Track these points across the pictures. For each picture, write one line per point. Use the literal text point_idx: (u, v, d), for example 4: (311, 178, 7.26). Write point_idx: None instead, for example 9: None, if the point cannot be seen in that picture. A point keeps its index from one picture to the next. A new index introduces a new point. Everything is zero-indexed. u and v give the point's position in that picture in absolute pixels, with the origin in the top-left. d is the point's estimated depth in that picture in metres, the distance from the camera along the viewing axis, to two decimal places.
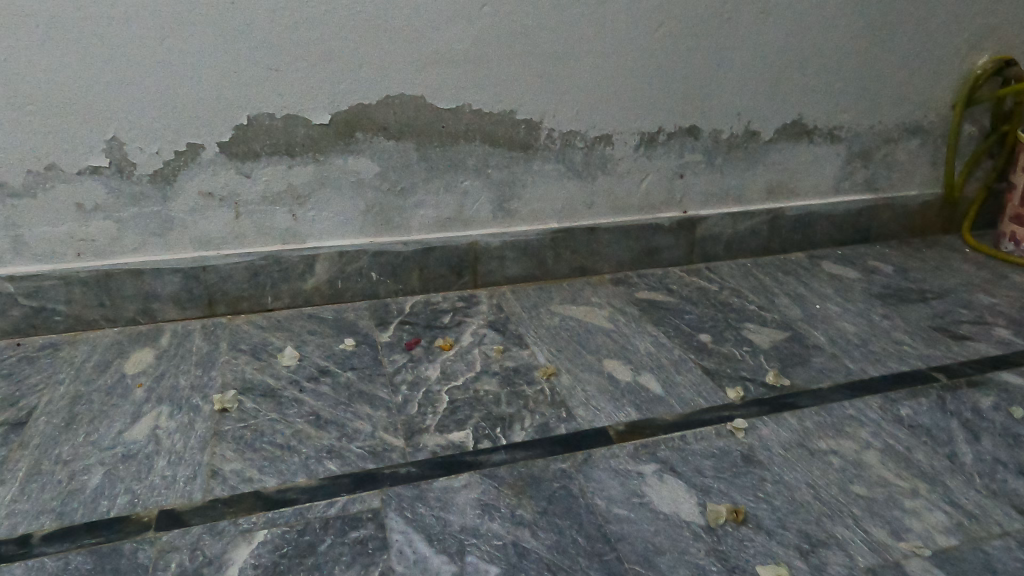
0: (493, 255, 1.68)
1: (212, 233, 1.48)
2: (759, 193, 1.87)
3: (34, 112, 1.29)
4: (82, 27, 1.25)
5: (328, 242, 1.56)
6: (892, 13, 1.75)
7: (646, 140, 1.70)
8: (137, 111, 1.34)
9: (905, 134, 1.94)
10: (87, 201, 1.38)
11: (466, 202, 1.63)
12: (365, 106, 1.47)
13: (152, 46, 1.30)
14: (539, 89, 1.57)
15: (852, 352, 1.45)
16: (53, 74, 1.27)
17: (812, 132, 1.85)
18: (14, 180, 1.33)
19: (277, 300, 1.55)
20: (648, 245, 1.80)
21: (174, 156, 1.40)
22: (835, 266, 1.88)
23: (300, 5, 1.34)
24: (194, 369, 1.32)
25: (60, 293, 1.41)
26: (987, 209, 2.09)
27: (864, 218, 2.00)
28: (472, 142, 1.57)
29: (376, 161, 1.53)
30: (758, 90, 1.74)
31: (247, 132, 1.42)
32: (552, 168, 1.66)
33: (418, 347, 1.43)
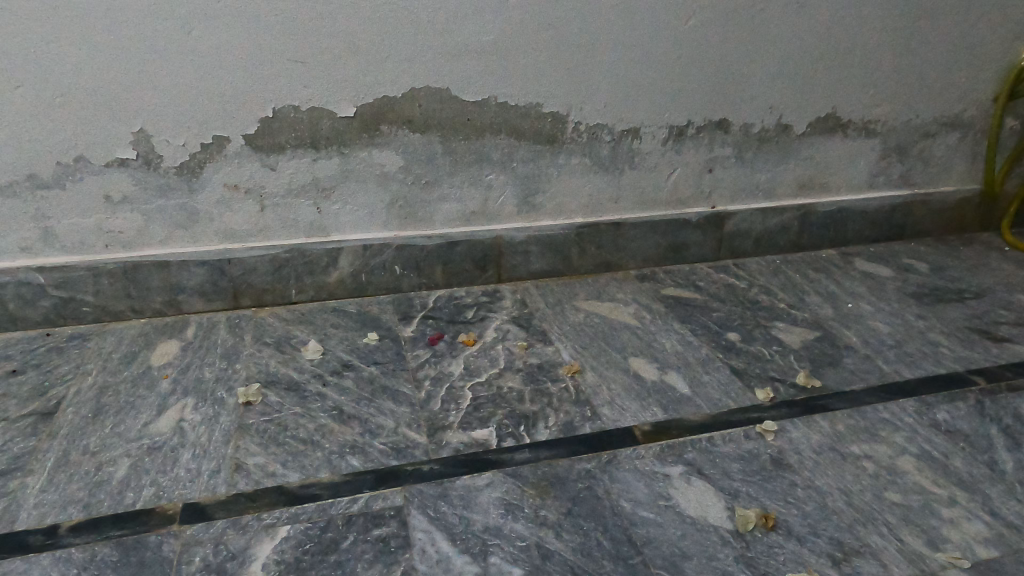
0: (517, 250, 1.66)
1: (237, 226, 1.48)
2: (790, 188, 1.83)
3: (63, 103, 1.29)
4: (111, 19, 1.25)
5: (352, 236, 1.56)
6: (934, 3, 1.69)
7: (675, 134, 1.67)
8: (164, 103, 1.34)
9: (943, 128, 1.88)
10: (115, 193, 1.39)
11: (491, 195, 1.61)
12: (391, 100, 1.45)
13: (179, 39, 1.30)
14: (566, 83, 1.54)
15: (886, 353, 1.41)
16: (82, 67, 1.28)
17: (846, 126, 1.80)
18: (45, 171, 1.34)
19: (301, 293, 1.55)
20: (676, 240, 1.77)
21: (200, 149, 1.40)
22: (868, 264, 1.83)
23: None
24: (219, 362, 1.33)
25: (89, 284, 1.42)
26: None
27: (900, 214, 1.94)
28: (497, 135, 1.55)
29: (401, 154, 1.51)
30: (792, 82, 1.69)
31: (272, 124, 1.41)
32: (578, 162, 1.63)
33: (441, 342, 1.41)
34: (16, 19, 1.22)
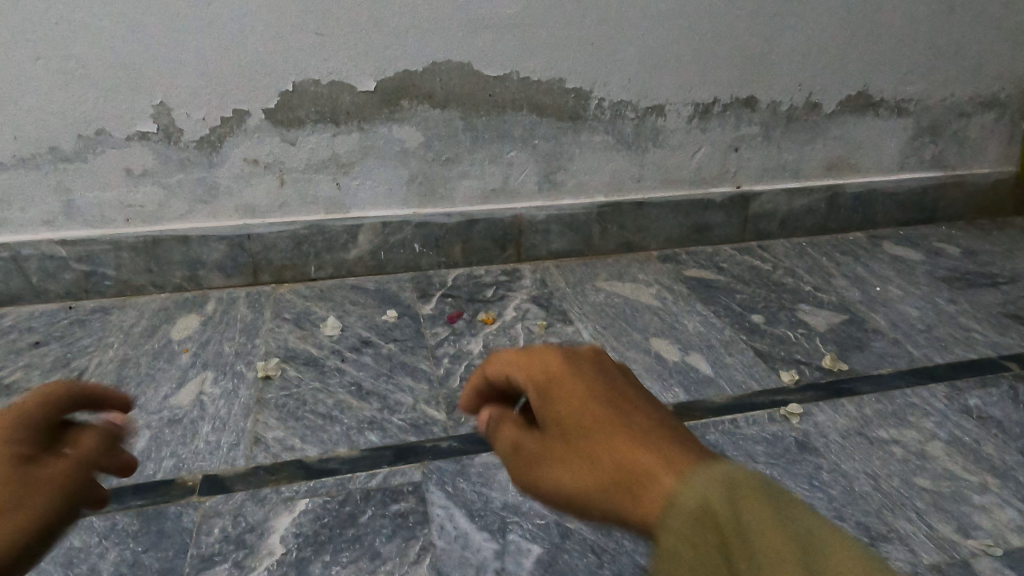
0: (538, 229, 1.64)
1: (257, 202, 1.48)
2: (817, 169, 1.78)
3: (84, 75, 1.29)
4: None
5: (372, 213, 1.55)
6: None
7: (700, 111, 1.63)
8: (184, 75, 1.33)
9: (979, 108, 1.82)
10: (136, 166, 1.39)
11: (512, 173, 1.59)
12: (412, 74, 1.43)
13: (199, 11, 1.28)
14: (589, 58, 1.51)
15: (916, 337, 1.37)
16: (104, 38, 1.27)
17: (878, 105, 1.75)
18: (66, 144, 1.34)
19: (320, 270, 1.55)
20: (699, 221, 1.74)
21: (220, 123, 1.39)
22: (897, 248, 1.79)
23: None
24: (239, 337, 1.33)
25: (110, 258, 1.43)
26: None
27: (931, 196, 1.89)
28: (519, 111, 1.53)
29: (421, 130, 1.50)
30: (822, 59, 1.64)
31: (292, 98, 1.40)
32: (601, 139, 1.60)
33: (460, 320, 1.40)
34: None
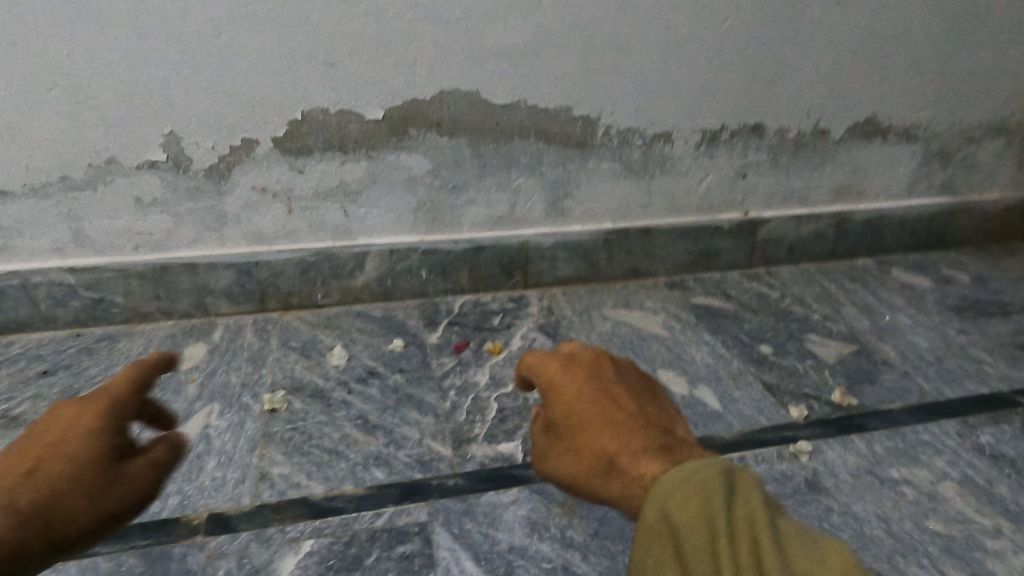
0: (545, 255, 1.64)
1: (265, 229, 1.48)
2: (826, 195, 1.77)
3: (95, 106, 1.30)
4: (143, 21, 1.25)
5: (379, 240, 1.55)
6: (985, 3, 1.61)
7: (708, 138, 1.63)
8: (193, 105, 1.34)
9: (989, 134, 1.81)
10: (145, 195, 1.40)
11: (519, 200, 1.59)
12: (419, 103, 1.44)
13: (209, 41, 1.29)
14: (597, 86, 1.51)
15: (926, 370, 1.36)
16: (115, 69, 1.28)
17: (886, 131, 1.74)
18: (77, 173, 1.35)
19: (327, 297, 1.55)
20: (707, 247, 1.73)
21: (229, 152, 1.40)
22: (906, 274, 1.78)
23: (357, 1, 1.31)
24: (245, 367, 1.33)
25: (119, 286, 1.43)
26: None
27: (940, 222, 1.88)
28: (526, 139, 1.53)
29: (428, 158, 1.50)
30: (830, 86, 1.64)
31: (300, 127, 1.41)
32: (608, 167, 1.60)
33: (466, 349, 1.40)
34: (48, 22, 1.21)
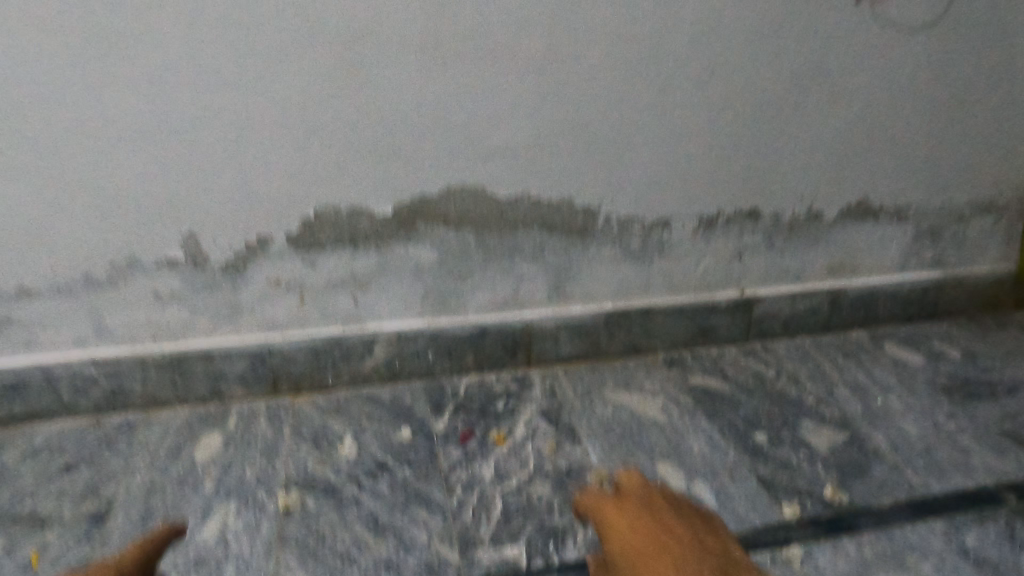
0: (547, 336, 1.70)
1: (278, 318, 1.54)
2: (819, 273, 1.83)
3: (119, 210, 1.36)
4: (169, 131, 1.32)
5: (387, 325, 1.60)
6: (970, 94, 1.69)
7: (705, 224, 1.68)
8: (211, 206, 1.40)
9: (977, 212, 1.86)
10: (163, 289, 1.45)
11: (522, 285, 1.64)
12: (427, 198, 1.50)
13: (227, 149, 1.36)
14: (597, 180, 1.57)
15: (915, 461, 1.41)
16: (138, 176, 1.34)
17: (877, 212, 1.79)
18: (99, 271, 1.41)
19: (337, 379, 1.60)
20: (704, 324, 1.78)
21: (244, 248, 1.46)
22: (898, 350, 1.83)
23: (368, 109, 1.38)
24: (259, 459, 1.38)
25: (137, 375, 1.49)
26: None
27: (931, 296, 1.93)
28: (530, 228, 1.58)
29: (435, 249, 1.56)
30: (821, 173, 1.70)
31: (313, 224, 1.47)
32: (609, 252, 1.66)
33: (472, 439, 1.45)
34: (79, 134, 1.29)
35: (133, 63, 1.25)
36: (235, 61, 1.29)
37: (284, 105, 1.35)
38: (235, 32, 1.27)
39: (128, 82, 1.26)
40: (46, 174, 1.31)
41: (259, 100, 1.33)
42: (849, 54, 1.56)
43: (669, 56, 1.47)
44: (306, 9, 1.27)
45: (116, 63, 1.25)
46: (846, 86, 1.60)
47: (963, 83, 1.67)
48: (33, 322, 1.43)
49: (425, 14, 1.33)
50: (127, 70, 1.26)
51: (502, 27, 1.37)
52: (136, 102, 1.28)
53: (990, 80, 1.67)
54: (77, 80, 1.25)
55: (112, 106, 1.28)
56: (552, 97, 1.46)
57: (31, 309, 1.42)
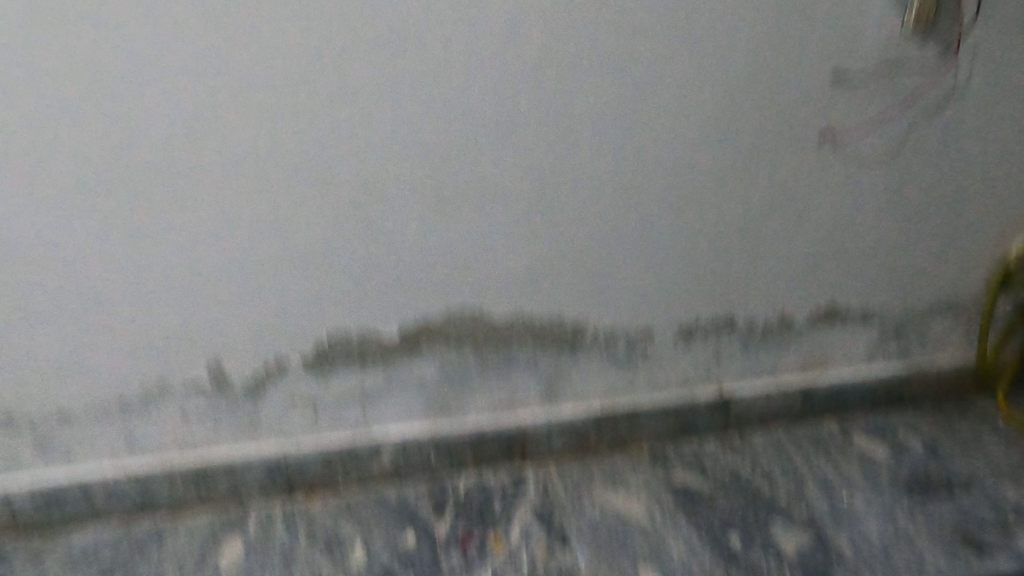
0: (541, 435, 1.83)
1: (292, 428, 1.68)
2: (792, 369, 1.97)
3: (152, 343, 1.52)
4: (195, 272, 1.46)
5: (393, 430, 1.74)
6: (930, 208, 1.79)
7: (685, 333, 1.84)
8: (233, 335, 1.55)
9: (940, 310, 1.97)
10: (190, 408, 1.61)
11: (517, 392, 1.79)
12: (429, 321, 1.65)
13: (249, 288, 1.50)
14: (583, 299, 1.72)
15: (873, 565, 1.58)
16: (170, 315, 1.50)
17: (845, 314, 1.92)
18: (132, 394, 1.56)
19: (347, 480, 1.74)
20: (685, 419, 1.92)
21: (262, 370, 1.61)
22: (866, 441, 1.96)
23: (372, 246, 1.52)
24: (278, 569, 1.54)
25: (165, 483, 1.64)
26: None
27: (898, 386, 2.04)
28: (524, 343, 1.74)
29: (437, 364, 1.71)
30: (791, 282, 1.83)
31: (326, 347, 1.62)
32: (597, 361, 1.81)
33: (472, 544, 1.62)
34: (116, 283, 1.43)
35: (163, 219, 1.39)
36: (252, 212, 1.42)
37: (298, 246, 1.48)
38: (257, 188, 1.41)
39: (159, 238, 1.41)
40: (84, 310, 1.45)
41: (274, 243, 1.47)
42: (813, 182, 1.70)
43: (649, 188, 1.61)
44: (314, 165, 1.41)
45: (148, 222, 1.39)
46: (811, 207, 1.73)
47: (923, 202, 1.78)
48: (71, 439, 1.58)
49: (423, 165, 1.46)
50: (157, 225, 1.40)
51: (492, 171, 1.51)
52: (166, 252, 1.43)
53: (949, 196, 1.79)
54: (113, 231, 1.38)
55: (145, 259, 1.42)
56: (541, 229, 1.60)
57: (70, 428, 1.56)
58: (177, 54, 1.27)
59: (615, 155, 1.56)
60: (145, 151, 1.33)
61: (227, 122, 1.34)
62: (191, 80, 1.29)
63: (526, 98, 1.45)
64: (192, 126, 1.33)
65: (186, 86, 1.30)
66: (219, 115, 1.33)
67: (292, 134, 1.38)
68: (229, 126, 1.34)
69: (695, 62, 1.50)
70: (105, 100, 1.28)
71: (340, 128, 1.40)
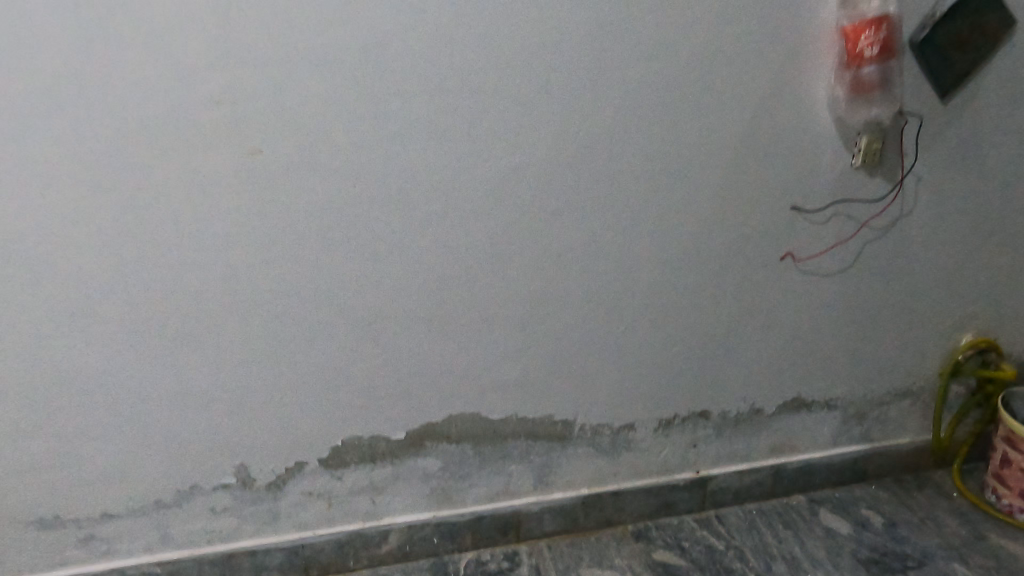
0: (534, 517, 1.97)
1: (308, 518, 1.82)
2: (763, 451, 2.12)
3: (184, 452, 1.63)
4: (187, 377, 1.55)
5: (401, 517, 1.88)
6: (884, 311, 1.96)
7: (664, 423, 1.98)
8: (258, 443, 1.67)
9: (895, 397, 2.13)
10: (218, 504, 1.72)
11: (512, 480, 1.93)
12: (433, 424, 1.77)
13: (273, 402, 1.63)
14: (568, 400, 1.84)
15: None
16: (202, 428, 1.62)
17: (809, 404, 2.07)
18: (166, 496, 1.67)
19: (358, 561, 1.88)
20: (666, 499, 2.06)
21: (284, 470, 1.73)
22: (831, 516, 2.09)
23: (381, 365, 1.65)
24: None
25: (194, 570, 1.76)
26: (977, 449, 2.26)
27: (860, 463, 2.19)
28: (519, 438, 1.87)
29: (440, 458, 1.83)
30: (763, 377, 1.98)
31: (342, 449, 1.74)
32: (584, 450, 1.95)
33: None
34: (155, 406, 1.56)
35: (197, 352, 1.53)
36: (275, 340, 1.56)
37: (289, 354, 1.59)
38: (247, 301, 1.51)
39: (191, 366, 1.54)
40: (78, 407, 1.53)
41: (290, 366, 1.60)
42: (778, 293, 1.85)
43: (629, 304, 1.74)
44: (335, 302, 1.55)
45: (185, 355, 1.53)
46: (776, 316, 1.88)
47: (877, 306, 1.95)
48: None
49: (428, 296, 1.60)
50: (193, 357, 1.53)
51: (489, 299, 1.64)
52: (200, 378, 1.56)
53: (900, 300, 1.95)
54: (114, 346, 1.49)
55: (179, 383, 1.55)
56: (535, 343, 1.73)
57: (102, 525, 1.67)
58: (179, 198, 1.38)
59: (600, 280, 1.70)
60: (145, 280, 1.44)
61: (218, 254, 1.45)
62: (191, 217, 1.41)
63: (507, 216, 1.56)
64: (185, 254, 1.44)
65: (181, 220, 1.41)
66: (212, 248, 1.44)
67: (281, 255, 1.48)
68: (221, 258, 1.45)
69: (665, 191, 1.64)
70: (110, 232, 1.38)
71: (321, 243, 1.48)
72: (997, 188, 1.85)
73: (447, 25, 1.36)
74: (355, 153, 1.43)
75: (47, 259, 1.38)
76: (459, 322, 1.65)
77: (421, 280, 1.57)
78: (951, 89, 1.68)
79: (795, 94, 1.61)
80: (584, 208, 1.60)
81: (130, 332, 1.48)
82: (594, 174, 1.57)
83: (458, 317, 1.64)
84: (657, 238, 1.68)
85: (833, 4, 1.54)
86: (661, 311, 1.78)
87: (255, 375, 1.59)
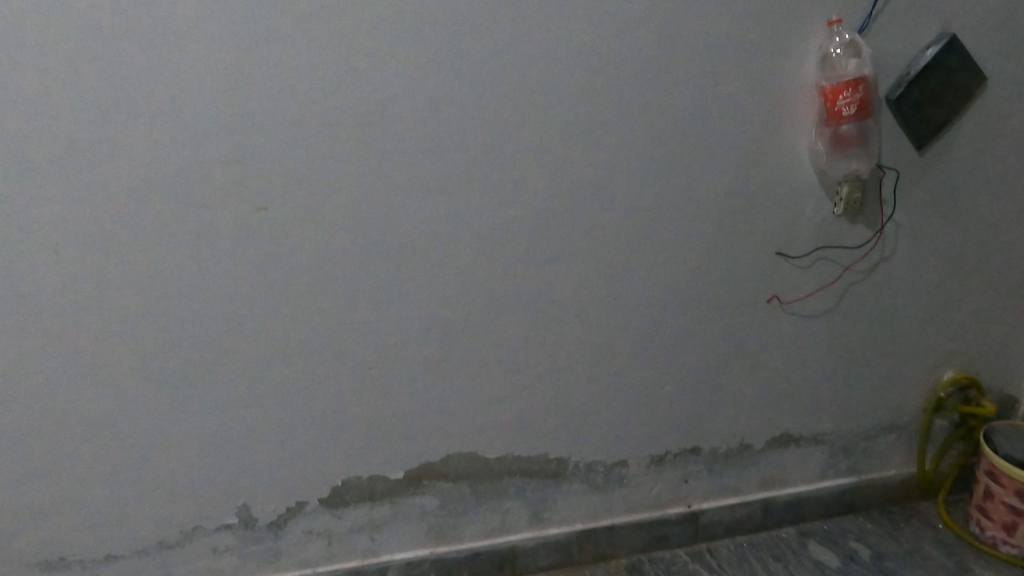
0: (529, 553, 1.93)
1: (309, 557, 1.79)
2: (753, 485, 2.10)
3: (188, 494, 1.64)
4: (189, 424, 1.57)
5: (399, 554, 1.85)
6: (868, 347, 2.00)
7: (655, 459, 1.97)
8: (261, 483, 1.68)
9: (881, 432, 2.15)
10: (219, 544, 1.72)
11: (508, 517, 1.90)
12: (431, 463, 1.77)
13: (275, 445, 1.65)
14: (561, 438, 1.85)
15: None
16: (206, 470, 1.63)
17: (798, 440, 2.08)
18: (170, 536, 1.67)
19: None
20: (659, 533, 2.03)
21: (285, 510, 1.72)
22: (820, 549, 2.06)
23: (382, 408, 1.67)
24: None
25: None
26: (961, 482, 2.26)
27: (849, 495, 2.18)
28: (514, 476, 1.86)
29: (437, 496, 1.81)
30: (754, 414, 1.99)
31: (342, 488, 1.74)
32: (578, 486, 1.93)
33: None
34: (163, 449, 1.58)
35: (206, 396, 1.56)
36: (281, 384, 1.59)
37: (288, 399, 1.61)
38: (249, 349, 1.54)
39: (199, 409, 1.57)
40: (82, 452, 1.54)
41: (291, 409, 1.62)
42: (765, 330, 1.88)
43: (620, 344, 1.78)
44: (338, 348, 1.58)
45: (194, 400, 1.56)
46: (765, 354, 1.91)
47: (862, 342, 1.98)
48: None
49: (430, 340, 1.63)
50: (201, 402, 1.56)
51: (487, 342, 1.68)
52: (206, 421, 1.58)
53: (882, 336, 1.99)
54: (121, 394, 1.51)
55: (184, 427, 1.58)
56: (530, 384, 1.76)
57: (107, 566, 1.67)
58: (191, 252, 1.43)
59: (593, 321, 1.73)
60: (150, 330, 1.47)
61: (224, 305, 1.49)
62: (197, 270, 1.45)
63: (503, 263, 1.61)
64: (191, 306, 1.47)
65: (188, 273, 1.44)
66: (218, 298, 1.48)
67: (285, 304, 1.52)
68: (226, 308, 1.49)
69: (656, 236, 1.69)
70: (120, 286, 1.42)
71: (325, 292, 1.53)
72: (972, 232, 1.92)
73: (448, 86, 1.42)
74: (358, 208, 1.47)
75: (57, 312, 1.42)
76: (457, 365, 1.68)
77: (421, 326, 1.61)
78: (927, 141, 1.77)
79: (779, 145, 1.68)
80: (577, 254, 1.65)
81: (136, 380, 1.51)
82: (587, 222, 1.62)
83: (455, 360, 1.67)
84: (648, 281, 1.73)
85: (813, 65, 1.63)
86: (655, 352, 1.82)
87: (259, 419, 1.61)
